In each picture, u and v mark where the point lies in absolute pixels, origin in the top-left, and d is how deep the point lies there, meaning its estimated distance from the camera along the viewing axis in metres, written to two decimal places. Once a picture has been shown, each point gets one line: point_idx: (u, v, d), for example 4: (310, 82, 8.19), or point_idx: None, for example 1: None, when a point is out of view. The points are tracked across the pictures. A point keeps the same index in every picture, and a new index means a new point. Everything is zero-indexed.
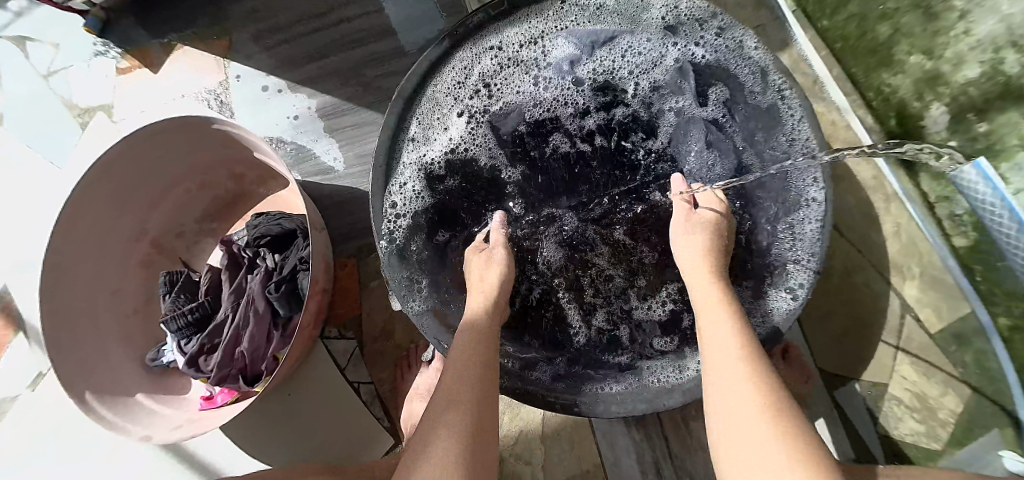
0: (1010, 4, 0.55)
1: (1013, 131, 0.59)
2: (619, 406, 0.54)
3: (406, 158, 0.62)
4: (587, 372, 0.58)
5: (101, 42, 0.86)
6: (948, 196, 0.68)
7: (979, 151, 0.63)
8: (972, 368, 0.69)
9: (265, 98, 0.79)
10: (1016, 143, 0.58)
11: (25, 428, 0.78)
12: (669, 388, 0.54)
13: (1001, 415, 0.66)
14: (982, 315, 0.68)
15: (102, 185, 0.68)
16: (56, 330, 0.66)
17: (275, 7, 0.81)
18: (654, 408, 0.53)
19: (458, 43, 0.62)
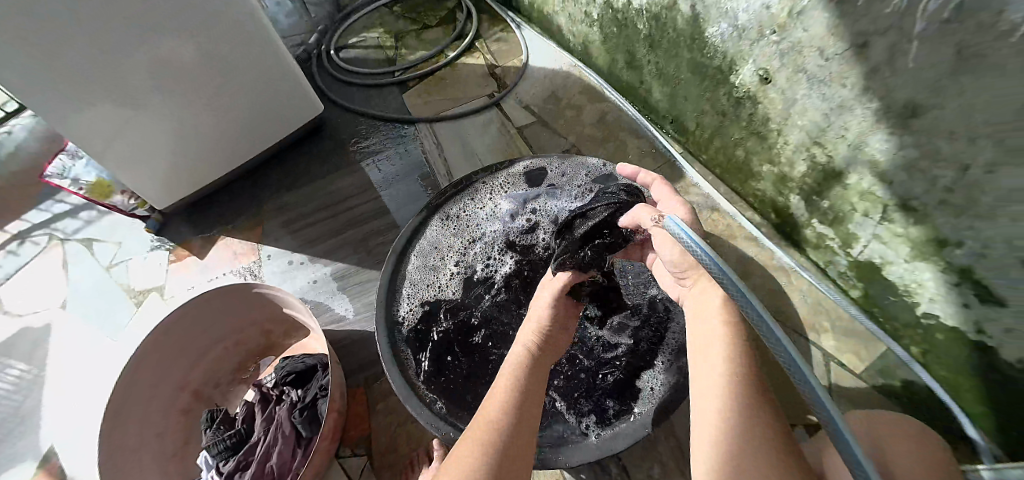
0: (800, 119, 0.79)
1: (845, 202, 0.80)
2: (581, 455, 0.65)
3: (401, 295, 0.77)
4: (558, 435, 0.69)
5: (156, 238, 1.13)
6: (831, 259, 0.89)
7: (832, 219, 0.84)
8: (905, 397, 0.81)
9: (291, 269, 1.01)
10: (850, 209, 0.79)
11: None
12: (614, 435, 0.67)
13: (954, 437, 0.75)
14: (896, 349, 0.82)
15: (166, 341, 0.87)
16: (111, 464, 0.76)
17: (299, 202, 1.09)
18: (608, 449, 0.65)
19: (432, 212, 0.84)
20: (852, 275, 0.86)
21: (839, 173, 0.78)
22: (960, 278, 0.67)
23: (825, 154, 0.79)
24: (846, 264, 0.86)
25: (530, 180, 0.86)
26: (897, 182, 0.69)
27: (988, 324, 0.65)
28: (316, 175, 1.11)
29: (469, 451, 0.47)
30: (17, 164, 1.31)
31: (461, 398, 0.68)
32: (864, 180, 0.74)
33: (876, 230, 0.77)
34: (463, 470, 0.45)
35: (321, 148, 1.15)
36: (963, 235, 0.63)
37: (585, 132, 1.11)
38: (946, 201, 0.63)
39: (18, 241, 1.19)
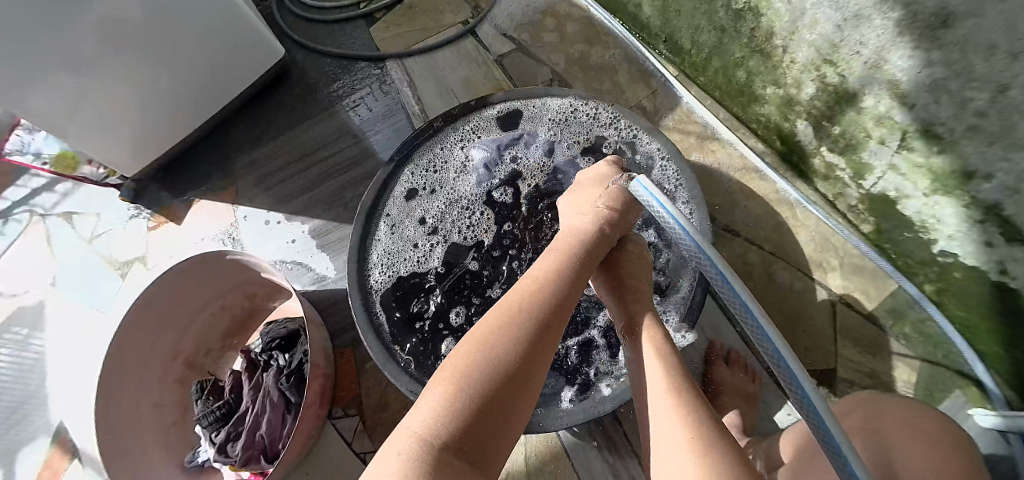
0: (810, 33, 0.69)
1: (858, 127, 0.71)
2: (569, 418, 0.64)
3: (373, 257, 0.73)
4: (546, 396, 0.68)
5: (133, 206, 1.04)
6: (841, 191, 0.81)
7: (843, 147, 0.76)
8: (915, 337, 0.76)
9: (267, 230, 0.92)
10: (864, 135, 0.71)
11: None
12: (602, 397, 0.65)
13: (962, 376, 0.71)
14: (907, 287, 0.76)
15: (147, 317, 0.84)
16: (112, 438, 0.77)
17: (267, 157, 0.98)
18: (595, 410, 0.64)
19: (400, 163, 0.77)
20: (863, 208, 0.79)
21: (852, 95, 0.69)
22: (984, 215, 0.60)
23: (836, 73, 0.69)
24: (858, 198, 0.79)
25: (503, 121, 0.78)
26: (919, 105, 0.60)
27: (1013, 264, 0.59)
28: (283, 128, 1.00)
29: (503, 330, 0.40)
30: None
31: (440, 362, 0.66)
32: (882, 104, 0.65)
33: (892, 160, 0.69)
34: (476, 346, 0.39)
35: (289, 97, 1.02)
36: (994, 165, 0.55)
37: (578, 59, 0.94)
38: (977, 127, 0.55)
39: (2, 221, 1.13)
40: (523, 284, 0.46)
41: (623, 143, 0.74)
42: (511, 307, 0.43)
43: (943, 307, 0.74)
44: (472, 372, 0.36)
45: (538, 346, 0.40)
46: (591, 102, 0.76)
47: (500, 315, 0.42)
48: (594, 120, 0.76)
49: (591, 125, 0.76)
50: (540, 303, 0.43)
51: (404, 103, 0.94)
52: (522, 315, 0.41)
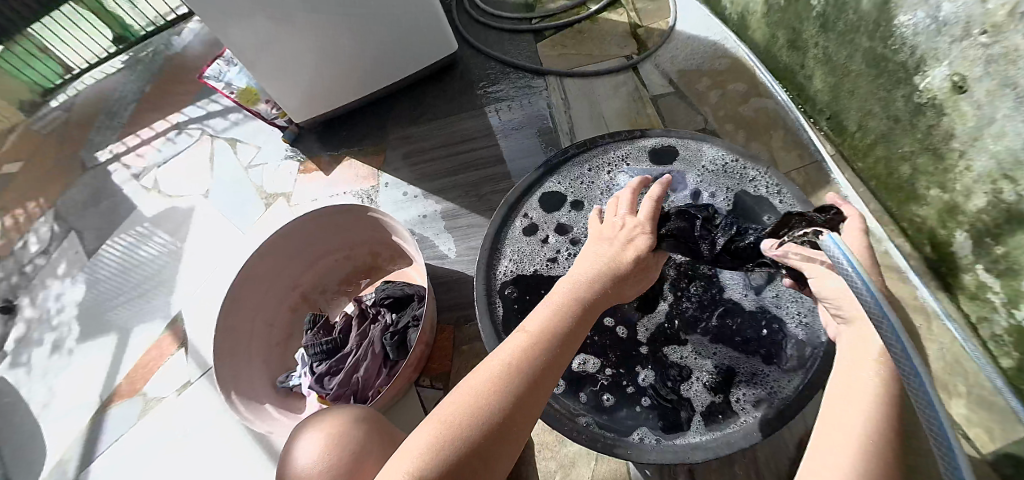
0: (995, 143, 0.64)
1: None
2: (657, 456, 0.65)
3: (505, 248, 0.79)
4: (641, 431, 0.68)
5: (291, 149, 1.16)
6: (988, 317, 0.76)
7: (1004, 271, 0.70)
8: None
9: (405, 200, 0.99)
10: None
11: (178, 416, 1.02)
12: (694, 445, 0.65)
13: None
14: None
15: (280, 244, 0.95)
16: (225, 338, 0.88)
17: (421, 135, 1.07)
18: (683, 456, 0.64)
19: (548, 171, 0.83)
20: (1010, 340, 0.73)
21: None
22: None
23: (1014, 191, 0.64)
24: (1005, 327, 0.73)
25: (655, 156, 0.81)
26: None
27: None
28: (441, 112, 1.09)
29: (487, 380, 0.42)
30: (179, 57, 1.43)
31: None
32: None
33: None
34: (470, 393, 0.42)
35: (450, 88, 1.12)
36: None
37: (733, 115, 0.95)
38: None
39: (177, 131, 1.31)
40: (529, 331, 0.47)
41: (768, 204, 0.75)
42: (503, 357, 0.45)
43: None
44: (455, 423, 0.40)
45: (521, 404, 0.42)
46: (745, 163, 0.78)
47: (492, 362, 0.44)
48: (744, 178, 0.78)
49: (740, 182, 0.78)
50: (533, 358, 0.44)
51: (554, 117, 1.00)
52: (509, 367, 0.43)
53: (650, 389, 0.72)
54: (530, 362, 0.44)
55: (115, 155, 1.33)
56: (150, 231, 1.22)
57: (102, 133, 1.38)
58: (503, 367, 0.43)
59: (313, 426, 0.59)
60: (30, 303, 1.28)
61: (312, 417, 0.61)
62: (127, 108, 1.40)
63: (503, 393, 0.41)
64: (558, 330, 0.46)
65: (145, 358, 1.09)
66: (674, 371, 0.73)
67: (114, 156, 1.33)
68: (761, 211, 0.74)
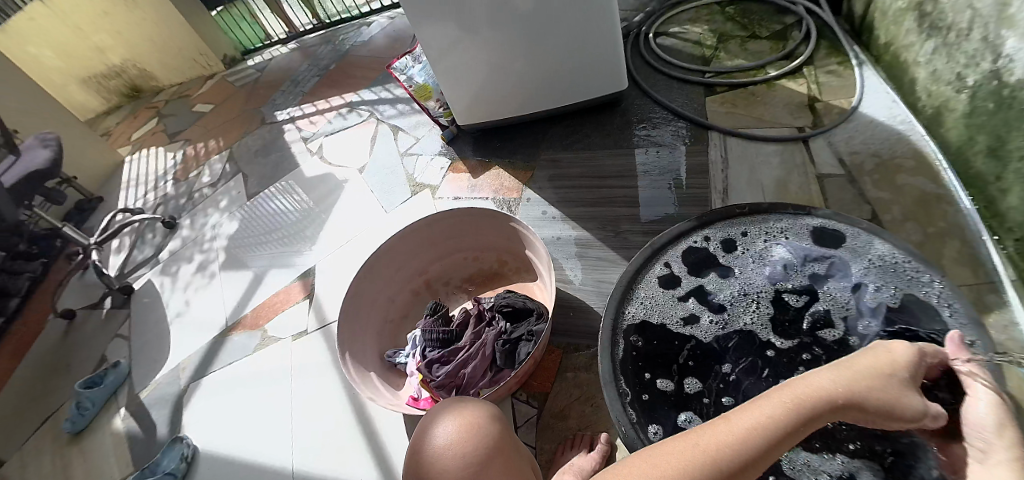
0: None
1: None
2: None
3: (639, 289, 0.80)
4: None
5: (445, 147, 1.26)
6: None
7: None
8: None
9: (543, 219, 1.04)
10: None
11: (285, 356, 1.12)
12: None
13: None
14: None
15: (423, 232, 1.03)
16: (354, 299, 0.97)
17: (570, 161, 1.11)
18: None
19: (699, 225, 0.84)
20: None
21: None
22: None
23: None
24: None
25: (817, 237, 0.79)
26: None
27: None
28: (591, 143, 1.13)
29: (683, 460, 0.40)
30: (365, 46, 1.63)
31: (654, 421, 0.67)
32: None
33: None
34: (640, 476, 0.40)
35: (609, 123, 1.15)
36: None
37: (916, 205, 0.87)
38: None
39: (348, 109, 1.47)
40: (738, 422, 0.42)
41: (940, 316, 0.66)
42: (703, 440, 0.41)
43: None
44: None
45: None
46: (920, 266, 0.71)
47: (693, 442, 0.41)
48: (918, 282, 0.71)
49: (908, 286, 0.71)
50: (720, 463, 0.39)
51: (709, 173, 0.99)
52: (711, 455, 0.39)
53: None
54: (732, 459, 0.39)
55: (292, 117, 1.54)
56: (292, 188, 1.39)
57: (285, 97, 1.62)
58: (695, 454, 0.40)
59: (450, 409, 0.62)
60: (188, 224, 1.50)
61: (462, 410, 0.61)
62: (311, 79, 1.63)
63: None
64: (771, 432, 0.41)
65: (274, 298, 1.23)
66: None
67: (291, 118, 1.54)
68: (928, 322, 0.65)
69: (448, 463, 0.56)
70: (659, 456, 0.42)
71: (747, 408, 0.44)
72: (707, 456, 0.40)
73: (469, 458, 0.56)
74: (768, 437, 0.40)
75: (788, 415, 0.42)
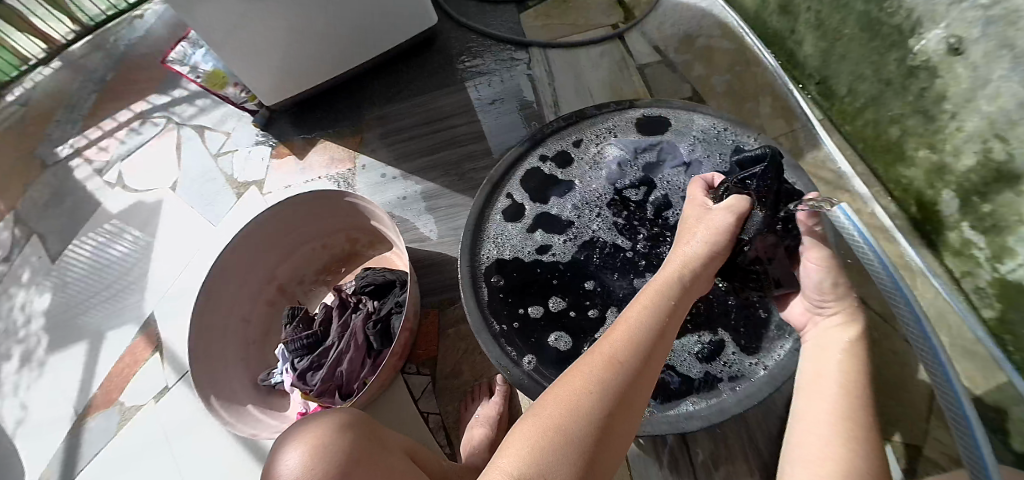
0: (989, 105, 0.59)
1: (1011, 212, 0.61)
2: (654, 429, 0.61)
3: (489, 227, 0.74)
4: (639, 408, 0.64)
5: (262, 134, 1.14)
6: (971, 270, 0.71)
7: (988, 229, 0.65)
8: None
9: (382, 182, 0.96)
10: (1016, 222, 0.60)
11: (151, 427, 0.94)
12: (688, 414, 0.62)
13: None
14: None
15: (252, 237, 0.89)
16: (198, 337, 0.83)
17: (401, 116, 1.02)
18: (683, 428, 0.61)
19: (534, 145, 0.79)
20: (992, 294, 0.68)
21: (1016, 176, 0.58)
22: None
23: (1005, 150, 0.59)
24: (989, 282, 0.68)
25: (643, 125, 0.78)
26: None
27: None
28: (418, 89, 1.04)
29: (563, 408, 0.39)
30: (149, 46, 1.40)
31: (526, 353, 0.64)
32: None
33: None
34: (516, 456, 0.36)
35: (428, 62, 1.07)
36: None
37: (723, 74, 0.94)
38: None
39: (141, 121, 1.29)
40: (599, 356, 0.43)
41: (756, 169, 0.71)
42: (577, 381, 0.41)
43: None
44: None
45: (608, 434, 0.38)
46: (733, 129, 0.75)
47: (564, 394, 0.40)
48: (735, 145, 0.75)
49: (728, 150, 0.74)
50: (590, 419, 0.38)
51: (539, 89, 0.96)
52: (585, 397, 0.39)
53: None
54: (607, 392, 0.40)
55: (77, 149, 1.28)
56: (116, 231, 1.17)
57: (60, 127, 1.33)
58: (568, 405, 0.39)
59: (316, 421, 0.52)
60: None
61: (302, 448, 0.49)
62: (89, 98, 1.36)
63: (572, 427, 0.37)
64: (626, 357, 0.42)
65: (117, 368, 1.02)
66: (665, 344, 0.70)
67: (75, 150, 1.28)
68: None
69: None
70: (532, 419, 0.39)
71: (601, 344, 0.45)
72: (573, 410, 0.38)
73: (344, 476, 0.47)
74: (629, 361, 0.42)
75: (630, 340, 0.44)
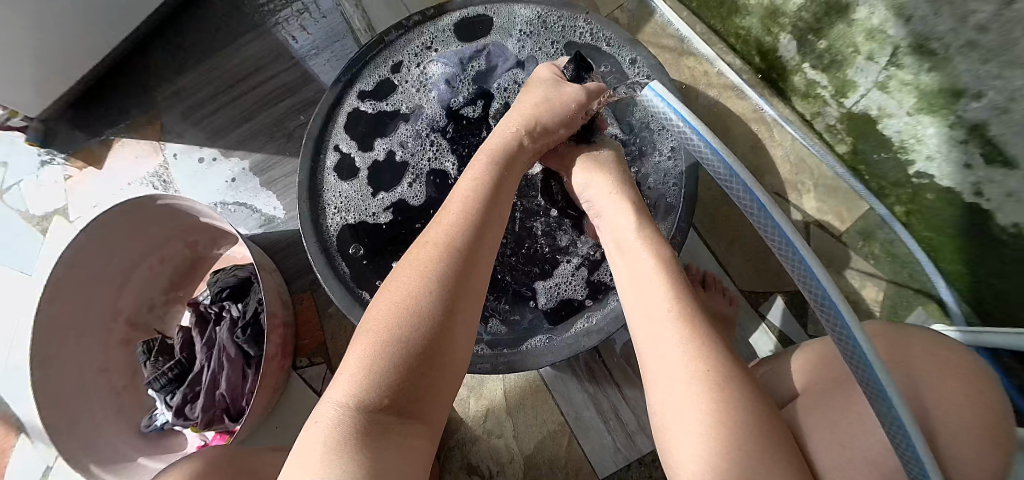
0: None
1: (845, 43, 0.67)
2: (555, 355, 0.59)
3: (327, 191, 0.65)
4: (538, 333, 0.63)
5: (45, 152, 0.96)
6: (820, 110, 0.79)
7: (828, 64, 0.72)
8: (883, 258, 0.78)
9: (203, 168, 0.89)
10: (852, 51, 0.67)
11: None
12: (585, 332, 0.59)
13: (924, 296, 0.75)
14: (878, 207, 0.77)
15: (69, 277, 0.73)
16: (50, 410, 0.70)
17: (212, 95, 0.92)
18: (580, 350, 0.59)
19: (348, 84, 0.67)
20: (842, 128, 0.77)
21: (844, 7, 0.64)
22: (968, 135, 0.59)
23: None
24: (837, 117, 0.77)
25: (462, 32, 0.70)
26: (917, 18, 0.57)
27: (989, 186, 0.59)
28: (208, 50, 0.94)
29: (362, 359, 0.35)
30: None
31: None
32: (875, 16, 0.61)
33: (878, 77, 0.66)
34: (367, 342, 0.36)
35: (212, 15, 0.95)
36: (986, 84, 0.53)
37: None
38: (975, 43, 0.52)
39: None
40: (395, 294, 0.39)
41: (589, 52, 0.67)
42: (376, 327, 0.37)
43: (912, 230, 0.74)
44: (364, 375, 0.34)
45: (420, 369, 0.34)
46: (557, 11, 0.68)
47: (364, 345, 0.36)
48: (565, 30, 0.69)
49: (558, 37, 0.69)
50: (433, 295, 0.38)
51: (348, 19, 0.91)
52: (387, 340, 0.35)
53: (519, 291, 0.65)
54: (411, 327, 0.36)
55: None
56: None
57: None
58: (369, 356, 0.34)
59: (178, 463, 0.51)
60: None
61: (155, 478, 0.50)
62: None
63: (383, 367, 0.34)
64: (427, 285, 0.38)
65: None
66: (546, 260, 0.66)
67: None
68: (594, 64, 0.67)
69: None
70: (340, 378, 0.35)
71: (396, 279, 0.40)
72: (374, 352, 0.35)
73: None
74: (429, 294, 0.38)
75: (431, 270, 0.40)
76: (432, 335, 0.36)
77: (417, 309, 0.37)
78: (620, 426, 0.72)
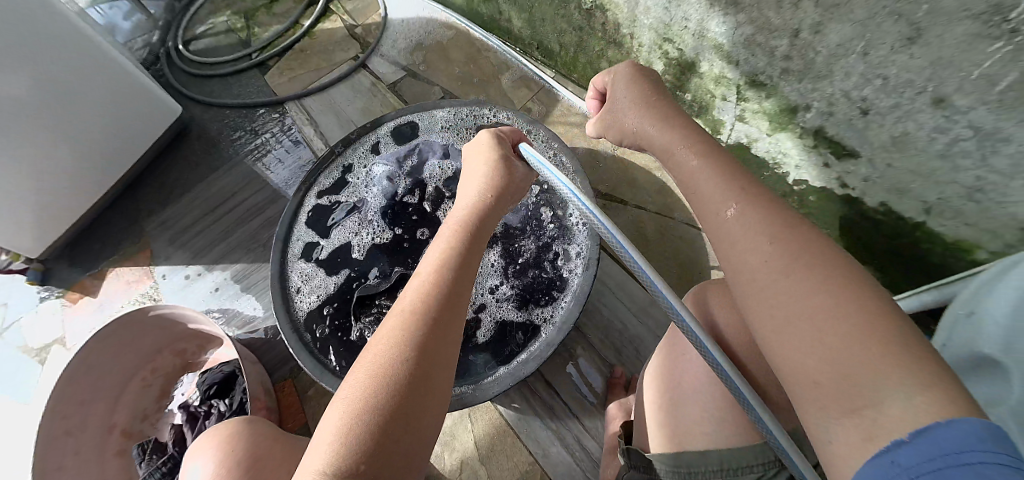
0: (647, 18, 0.82)
1: (704, 91, 0.85)
2: (500, 385, 0.66)
3: (294, 280, 0.76)
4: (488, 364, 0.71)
5: (43, 289, 1.06)
6: None
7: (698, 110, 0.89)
8: None
9: (189, 283, 0.99)
10: (710, 96, 0.85)
11: None
12: (526, 359, 0.68)
13: None
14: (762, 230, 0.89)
15: (70, 391, 0.81)
16: None
17: (195, 218, 1.06)
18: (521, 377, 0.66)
19: (307, 191, 0.81)
20: None
21: (692, 63, 0.83)
22: (814, 140, 0.73)
23: (675, 48, 0.83)
24: None
25: (397, 136, 0.86)
26: (743, 61, 0.74)
27: (848, 177, 0.71)
28: (191, 181, 1.10)
29: (334, 428, 0.39)
30: None
31: None
32: (715, 67, 0.79)
33: (736, 112, 0.82)
34: (342, 410, 0.40)
35: (193, 153, 1.13)
36: (808, 97, 0.69)
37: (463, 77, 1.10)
38: (788, 69, 0.68)
39: None
40: (370, 359, 0.43)
41: None
42: (349, 396, 0.41)
43: None
44: (336, 446, 0.38)
45: (390, 434, 0.38)
46: (469, 109, 0.85)
47: (338, 414, 0.40)
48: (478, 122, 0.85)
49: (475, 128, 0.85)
50: (404, 360, 0.42)
51: (307, 139, 1.09)
52: (358, 408, 0.39)
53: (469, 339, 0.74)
54: (382, 389, 0.40)
55: None
56: None
57: None
58: (340, 425, 0.39)
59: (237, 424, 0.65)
60: None
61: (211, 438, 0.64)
62: None
63: (354, 431, 0.38)
64: (400, 349, 0.43)
65: None
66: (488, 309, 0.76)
67: None
68: None
69: (224, 444, 0.59)
70: (313, 445, 0.39)
71: (374, 343, 0.45)
72: (348, 422, 0.39)
73: (257, 421, 0.64)
74: (402, 358, 0.42)
75: (402, 337, 0.44)
76: (402, 395, 0.40)
77: (389, 373, 0.41)
78: (586, 455, 0.77)
